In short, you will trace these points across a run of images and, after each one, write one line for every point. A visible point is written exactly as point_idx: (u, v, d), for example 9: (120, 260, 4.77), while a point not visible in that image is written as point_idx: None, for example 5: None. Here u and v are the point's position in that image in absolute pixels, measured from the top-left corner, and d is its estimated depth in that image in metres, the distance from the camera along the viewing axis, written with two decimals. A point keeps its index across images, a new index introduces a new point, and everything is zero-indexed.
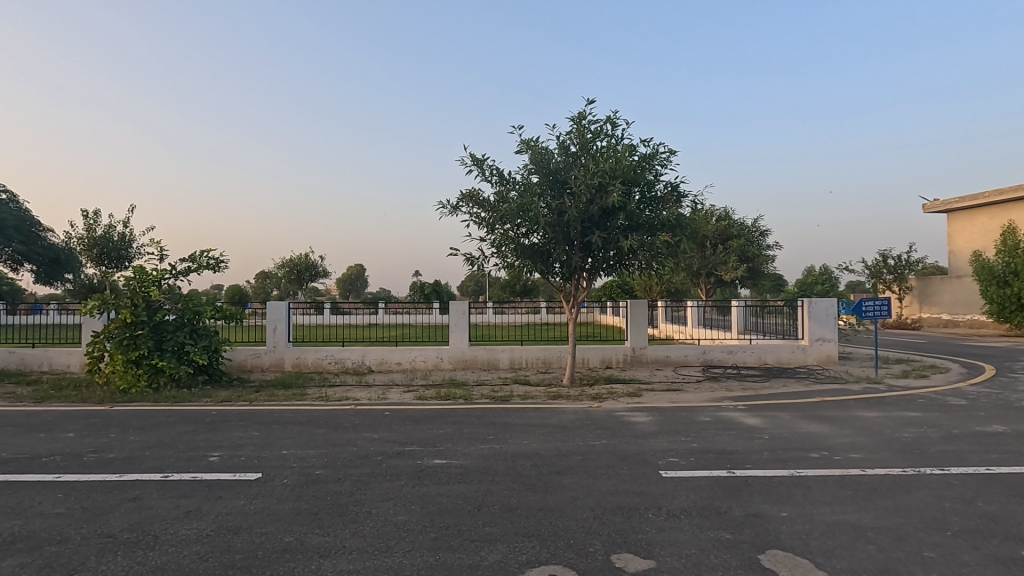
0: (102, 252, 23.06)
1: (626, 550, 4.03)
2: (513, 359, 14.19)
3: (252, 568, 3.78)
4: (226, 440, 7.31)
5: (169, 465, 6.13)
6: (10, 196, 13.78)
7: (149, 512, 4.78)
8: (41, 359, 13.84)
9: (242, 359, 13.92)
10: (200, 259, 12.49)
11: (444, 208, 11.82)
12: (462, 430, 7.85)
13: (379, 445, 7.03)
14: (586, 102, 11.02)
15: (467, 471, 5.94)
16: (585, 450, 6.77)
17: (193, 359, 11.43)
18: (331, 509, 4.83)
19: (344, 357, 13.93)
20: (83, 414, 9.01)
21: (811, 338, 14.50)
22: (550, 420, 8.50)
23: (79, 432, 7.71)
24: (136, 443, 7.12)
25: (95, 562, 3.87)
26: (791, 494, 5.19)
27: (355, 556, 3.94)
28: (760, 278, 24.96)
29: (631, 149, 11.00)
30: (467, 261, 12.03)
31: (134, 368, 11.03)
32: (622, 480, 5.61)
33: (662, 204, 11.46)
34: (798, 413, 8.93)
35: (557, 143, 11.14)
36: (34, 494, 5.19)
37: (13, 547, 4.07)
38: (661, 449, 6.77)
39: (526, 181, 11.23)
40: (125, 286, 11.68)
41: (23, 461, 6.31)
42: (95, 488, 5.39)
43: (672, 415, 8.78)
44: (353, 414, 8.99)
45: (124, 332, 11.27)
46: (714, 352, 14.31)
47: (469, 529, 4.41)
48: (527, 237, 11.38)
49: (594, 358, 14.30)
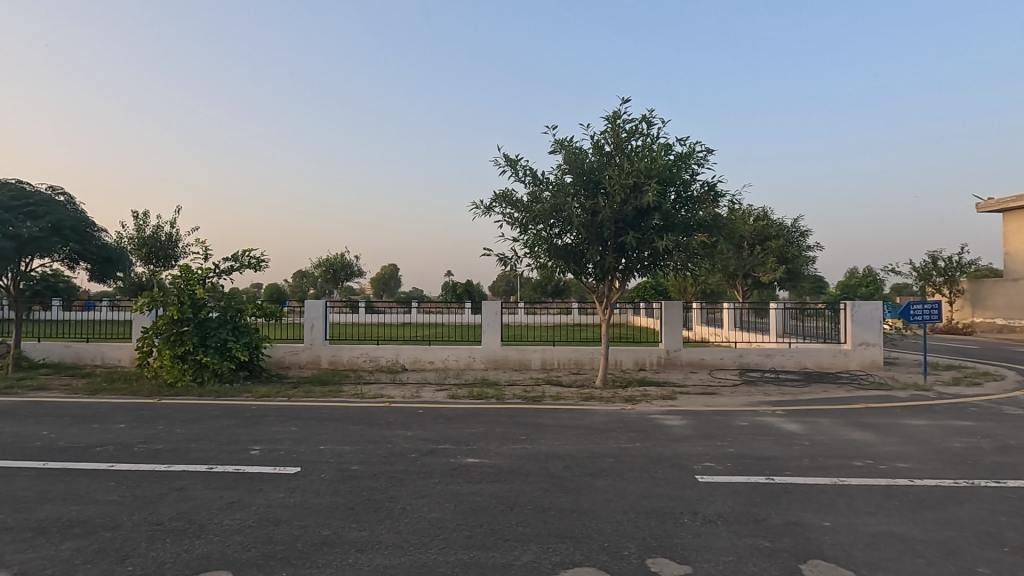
0: (151, 251, 24.04)
1: (661, 554, 3.98)
2: (545, 359, 14.18)
3: (292, 559, 3.88)
4: (266, 434, 7.54)
5: (214, 457, 6.38)
6: (68, 199, 14.47)
7: (194, 501, 4.98)
8: (94, 353, 14.56)
9: (280, 355, 14.30)
10: (243, 258, 12.92)
11: (477, 208, 11.94)
12: (494, 429, 7.87)
13: (413, 442, 7.14)
14: (621, 100, 10.90)
15: (500, 471, 5.96)
16: (618, 452, 6.73)
17: (235, 355, 11.82)
18: (367, 504, 4.93)
19: (379, 355, 14.18)
20: (132, 406, 9.44)
21: (854, 342, 13.95)
22: (582, 421, 8.47)
23: (130, 423, 8.10)
24: (181, 436, 7.39)
25: (145, 548, 4.04)
26: (833, 502, 5.03)
27: (390, 551, 4.01)
28: (800, 280, 24.16)
29: (667, 148, 10.84)
30: (499, 262, 12.11)
31: (180, 363, 11.50)
32: (657, 483, 5.54)
33: (698, 204, 11.27)
34: (839, 419, 8.64)
35: (591, 143, 11.05)
36: (90, 481, 5.48)
37: (71, 531, 4.30)
38: (696, 453, 6.68)
39: (560, 181, 11.20)
40: (172, 284, 12.12)
41: (78, 450, 6.64)
42: (144, 477, 5.63)
43: (708, 419, 8.65)
44: (388, 411, 9.16)
45: (171, 328, 11.73)
46: (751, 355, 14.00)
47: (502, 528, 4.44)
48: (561, 237, 11.36)
49: (627, 359, 14.15)
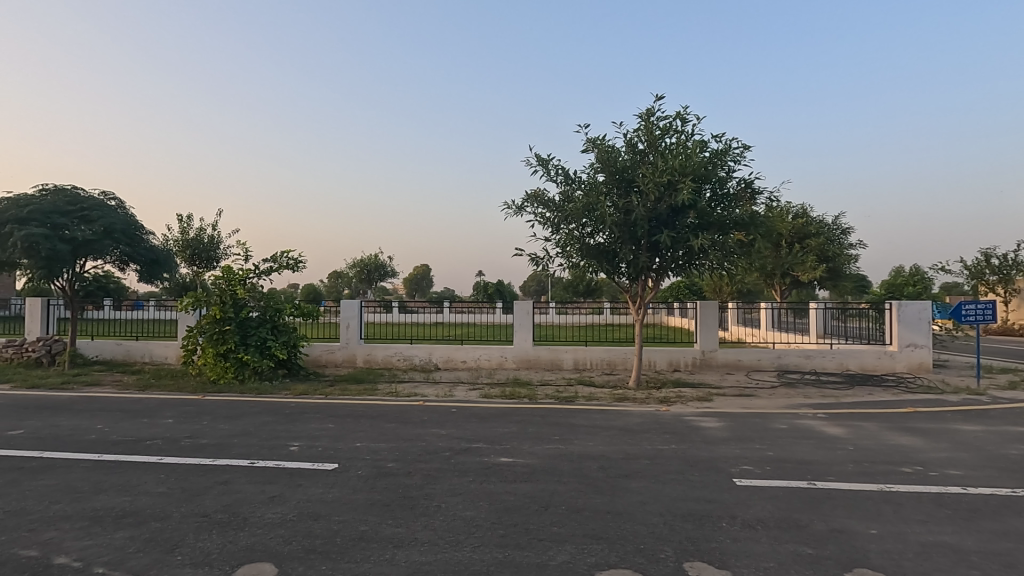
0: (195, 253, 24.91)
1: (698, 558, 3.92)
2: (577, 360, 14.10)
3: (331, 553, 3.97)
4: (304, 431, 7.73)
5: (255, 453, 6.57)
6: (119, 203, 15.13)
7: (238, 495, 5.14)
8: (143, 350, 15.19)
9: (317, 354, 14.64)
10: (282, 259, 13.28)
11: (509, 208, 11.96)
12: (527, 429, 7.88)
13: (447, 440, 7.21)
14: (655, 97, 10.75)
15: (534, 470, 5.96)
16: (653, 454, 6.64)
17: (274, 354, 12.17)
18: (403, 501, 5.00)
19: (412, 354, 14.36)
20: (178, 402, 9.81)
21: (901, 344, 13.36)
22: (616, 422, 8.39)
23: (176, 418, 8.42)
24: (224, 431, 7.65)
25: (193, 538, 4.19)
26: (880, 509, 4.85)
27: (426, 548, 4.05)
28: (842, 279, 23.39)
29: (703, 145, 10.65)
30: (531, 262, 12.11)
31: (223, 361, 11.88)
32: (694, 486, 5.44)
33: (735, 201, 11.02)
34: (885, 424, 8.32)
35: (624, 141, 10.94)
36: (141, 473, 5.72)
37: (124, 521, 4.50)
38: (734, 456, 6.53)
39: (592, 180, 11.13)
40: (214, 285, 12.51)
41: (130, 443, 6.94)
42: (191, 470, 5.85)
43: (745, 421, 8.45)
44: (422, 409, 9.28)
45: (214, 327, 12.12)
46: (791, 356, 13.60)
47: (536, 528, 4.43)
48: (593, 236, 11.28)
49: (660, 360, 13.95)
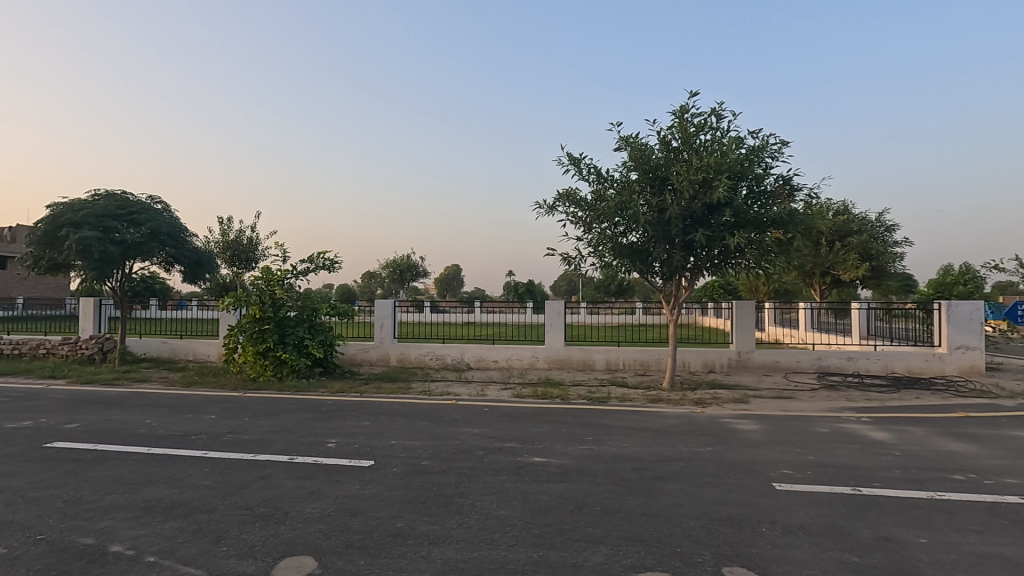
0: (235, 254, 25.73)
1: (738, 562, 3.84)
2: (610, 360, 13.98)
3: (369, 548, 4.05)
4: (340, 428, 7.89)
5: (294, 449, 6.74)
6: (164, 206, 15.74)
7: (278, 489, 5.29)
8: (187, 348, 15.74)
9: (352, 353, 14.90)
10: (318, 260, 13.58)
11: (541, 207, 11.93)
12: (559, 429, 7.86)
13: (480, 439, 7.25)
14: (689, 93, 10.58)
15: (567, 471, 5.94)
16: (688, 456, 6.54)
17: (311, 352, 12.48)
18: (438, 499, 5.05)
19: (444, 353, 14.48)
20: (221, 398, 10.15)
21: (951, 346, 12.78)
22: (650, 424, 8.29)
23: (219, 414, 8.71)
24: (264, 427, 7.86)
25: (237, 530, 4.33)
26: (930, 518, 4.66)
27: (461, 545, 4.09)
28: (886, 279, 22.56)
29: (739, 141, 10.42)
30: (563, 261, 12.07)
31: (262, 359, 12.22)
32: (731, 490, 5.33)
33: (772, 198, 10.76)
34: (934, 429, 7.98)
35: (658, 138, 10.79)
36: (187, 467, 5.94)
37: (172, 512, 4.68)
38: (773, 459, 6.38)
39: (625, 179, 11.02)
40: (254, 285, 12.88)
41: (176, 437, 7.21)
42: (233, 465, 6.04)
43: (784, 424, 8.23)
44: (455, 408, 9.36)
45: (253, 326, 12.48)
46: (832, 358, 13.17)
47: (571, 528, 4.42)
48: (626, 236, 11.17)
49: (695, 361, 13.69)
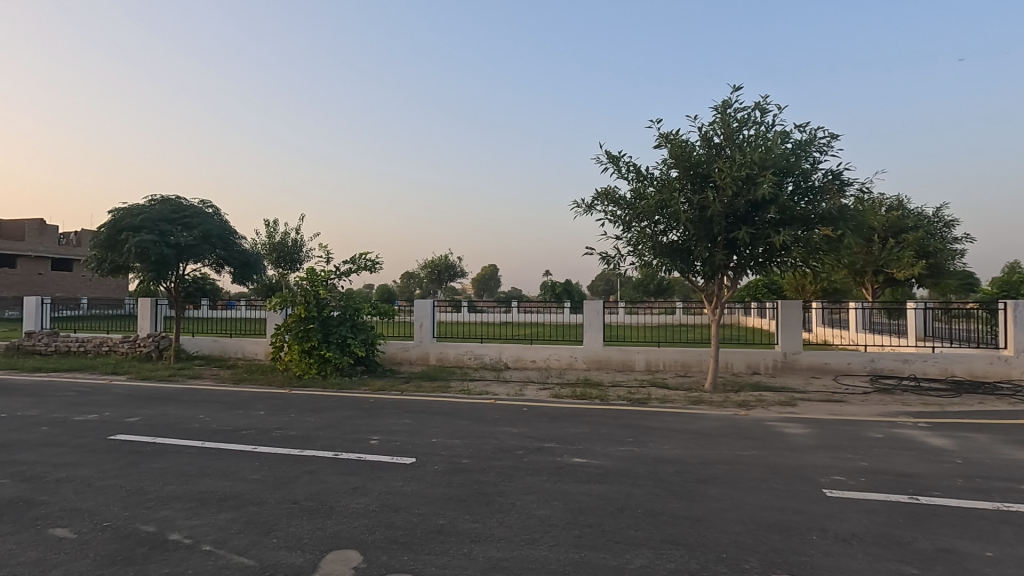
0: (281, 256, 26.61)
1: (786, 570, 3.72)
2: (649, 361, 13.76)
3: (412, 544, 4.11)
4: (383, 425, 8.05)
5: (339, 445, 6.92)
6: (215, 210, 16.42)
7: (324, 484, 5.44)
8: (237, 346, 16.35)
9: (392, 352, 15.18)
10: (360, 261, 13.89)
11: (579, 206, 11.84)
12: (599, 430, 7.80)
13: (520, 439, 7.27)
14: (732, 88, 10.31)
15: (608, 472, 5.89)
16: (733, 459, 6.37)
17: (354, 351, 12.78)
18: (478, 497, 5.09)
19: (482, 353, 14.57)
20: (269, 395, 10.51)
21: (1018, 349, 12.00)
22: (692, 426, 8.13)
23: (267, 410, 9.03)
24: (310, 424, 8.10)
25: (286, 523, 4.48)
26: (996, 530, 4.40)
27: (502, 544, 4.11)
28: (944, 277, 21.43)
29: (784, 136, 10.10)
30: (602, 261, 11.95)
31: (308, 357, 12.59)
32: (779, 495, 5.17)
33: (821, 194, 10.38)
34: (1000, 436, 7.52)
35: (699, 135, 10.56)
36: (238, 461, 6.18)
37: (226, 504, 4.87)
38: (822, 465, 6.15)
39: (665, 176, 10.83)
40: (299, 285, 13.27)
41: (228, 432, 7.52)
42: (282, 460, 6.24)
43: (834, 428, 7.93)
44: (494, 408, 9.41)
45: (299, 325, 12.86)
46: (886, 360, 12.58)
47: (612, 529, 4.38)
48: (666, 234, 10.99)
49: (739, 363, 13.32)
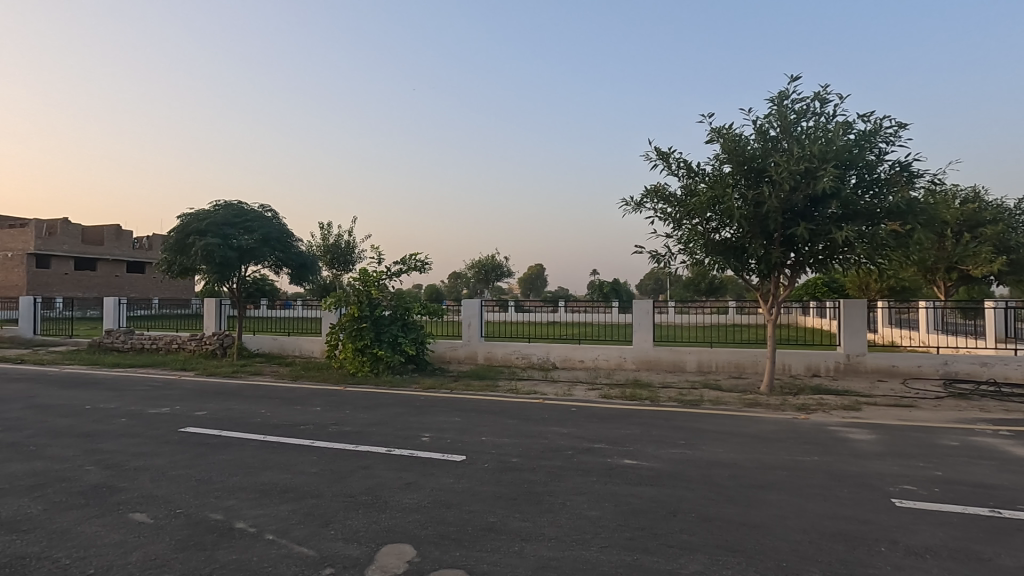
0: (335, 257, 27.50)
1: None
2: (701, 362, 13.40)
3: (463, 540, 4.16)
4: (433, 423, 8.19)
5: (391, 441, 7.09)
6: (274, 214, 17.15)
7: (378, 479, 5.58)
8: (294, 345, 17.02)
9: (442, 351, 15.41)
10: (410, 261, 14.19)
11: (628, 204, 11.65)
12: (650, 432, 7.66)
13: (569, 439, 7.23)
14: (789, 78, 9.90)
15: (659, 474, 5.78)
16: (792, 465, 6.12)
17: (404, 349, 13.07)
18: (528, 496, 5.10)
19: (530, 352, 14.59)
20: (325, 392, 10.89)
21: None
22: (747, 429, 7.87)
23: (324, 407, 9.36)
24: (363, 420, 8.34)
25: (343, 516, 4.63)
26: None
27: (553, 544, 4.10)
28: None
29: (847, 126, 9.63)
30: (652, 259, 11.73)
31: (361, 355, 12.96)
32: (843, 503, 4.93)
33: (887, 187, 9.84)
34: None
35: (754, 128, 10.20)
36: (297, 454, 6.43)
37: (286, 496, 5.08)
38: (891, 473, 5.82)
39: (718, 172, 10.52)
40: (352, 286, 13.68)
41: (287, 426, 7.84)
42: (338, 454, 6.46)
43: (904, 435, 7.48)
44: (542, 407, 9.40)
45: (352, 325, 13.25)
46: (961, 363, 11.78)
47: (665, 533, 4.30)
48: (719, 231, 10.68)
49: (797, 364, 12.78)
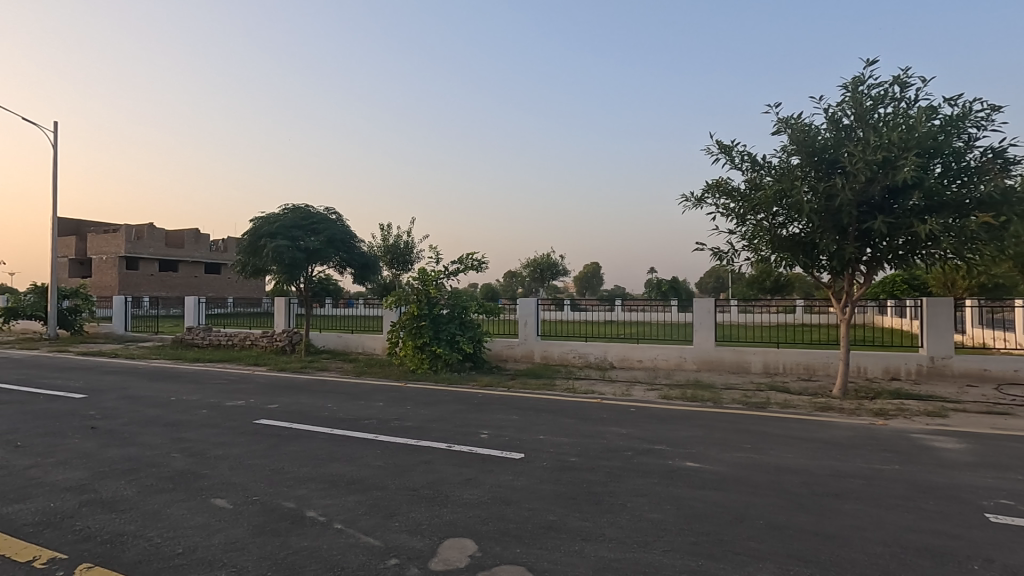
0: (394, 257, 28.29)
1: None
2: (767, 363, 12.84)
3: (524, 537, 4.18)
4: (491, 420, 8.27)
5: (451, 437, 7.22)
6: (337, 216, 17.82)
7: (439, 474, 5.70)
8: (358, 342, 17.65)
9: (498, 349, 15.54)
10: (467, 261, 14.39)
11: (688, 199, 11.31)
12: (713, 434, 7.42)
13: (628, 440, 7.11)
14: (865, 62, 9.31)
15: (724, 478, 5.58)
16: (870, 473, 5.77)
17: (462, 347, 13.27)
18: (588, 496, 5.06)
19: (587, 351, 14.46)
20: (386, 388, 11.23)
21: None
22: (819, 434, 7.47)
23: (386, 402, 9.64)
24: (423, 416, 8.53)
25: (406, 508, 4.76)
26: None
27: (614, 545, 4.05)
28: None
29: (930, 111, 8.95)
30: (713, 256, 11.35)
31: (421, 353, 13.28)
32: (928, 516, 4.59)
33: (977, 175, 9.09)
34: None
35: (825, 116, 9.65)
36: (362, 448, 6.66)
37: (353, 487, 5.28)
38: (983, 485, 5.37)
39: (785, 164, 10.04)
40: (411, 285, 14.03)
41: (352, 421, 8.13)
42: (400, 449, 6.64)
43: (998, 444, 6.89)
44: (600, 407, 9.30)
45: (412, 323, 13.59)
46: None
47: (731, 540, 4.15)
48: (787, 227, 10.20)
49: (874, 367, 12.02)
